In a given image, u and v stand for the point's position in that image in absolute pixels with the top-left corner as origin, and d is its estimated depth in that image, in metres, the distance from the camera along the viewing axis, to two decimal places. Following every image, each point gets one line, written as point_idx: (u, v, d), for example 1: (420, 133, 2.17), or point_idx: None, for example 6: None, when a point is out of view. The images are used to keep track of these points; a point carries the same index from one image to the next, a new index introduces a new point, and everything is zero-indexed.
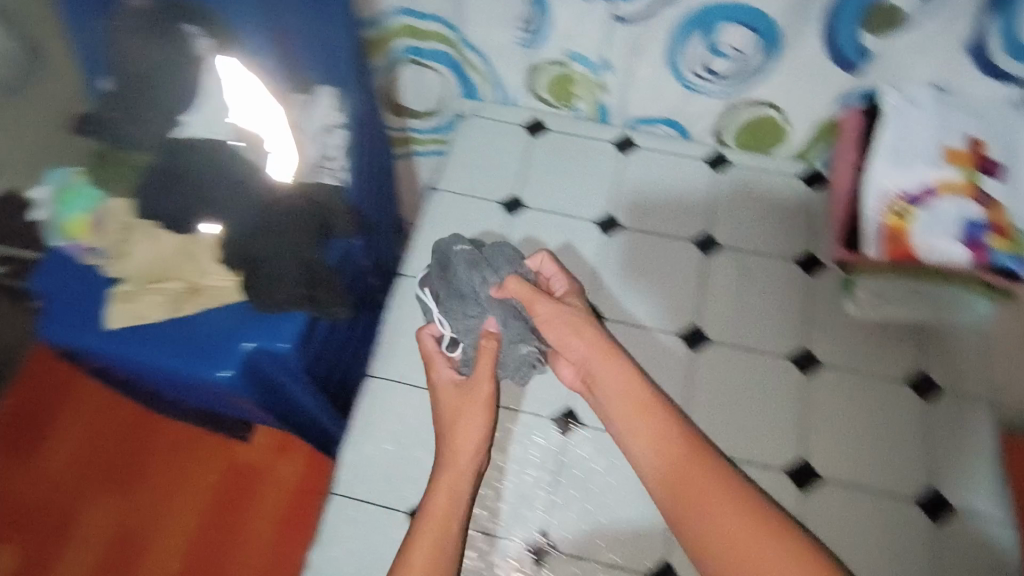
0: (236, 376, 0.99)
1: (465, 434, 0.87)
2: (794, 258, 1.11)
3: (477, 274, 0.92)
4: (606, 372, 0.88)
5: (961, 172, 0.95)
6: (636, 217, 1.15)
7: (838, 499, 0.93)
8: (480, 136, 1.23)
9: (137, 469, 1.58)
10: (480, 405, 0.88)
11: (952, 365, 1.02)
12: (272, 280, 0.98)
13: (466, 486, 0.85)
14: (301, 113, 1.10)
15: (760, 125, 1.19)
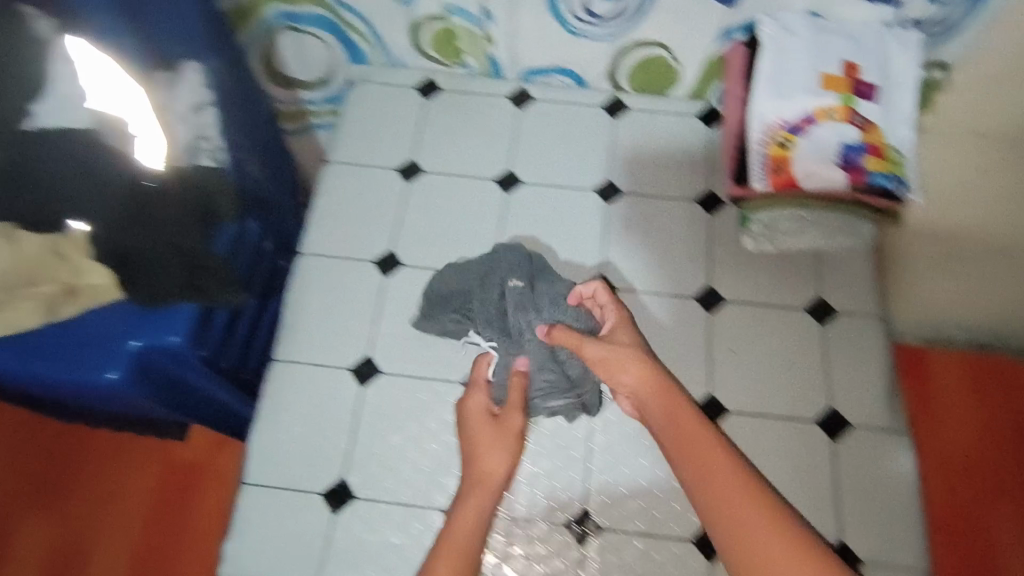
0: (126, 378, 0.74)
1: (486, 461, 0.69)
2: (694, 198, 0.86)
3: (524, 316, 0.74)
4: (647, 384, 0.68)
5: (836, 98, 0.72)
6: (540, 167, 0.88)
7: (859, 449, 0.73)
8: (373, 103, 0.92)
9: (60, 490, 1.20)
10: (506, 449, 0.70)
11: (851, 288, 0.80)
12: (153, 272, 0.72)
13: (483, 516, 0.67)
14: (171, 96, 0.75)
15: (650, 65, 0.87)
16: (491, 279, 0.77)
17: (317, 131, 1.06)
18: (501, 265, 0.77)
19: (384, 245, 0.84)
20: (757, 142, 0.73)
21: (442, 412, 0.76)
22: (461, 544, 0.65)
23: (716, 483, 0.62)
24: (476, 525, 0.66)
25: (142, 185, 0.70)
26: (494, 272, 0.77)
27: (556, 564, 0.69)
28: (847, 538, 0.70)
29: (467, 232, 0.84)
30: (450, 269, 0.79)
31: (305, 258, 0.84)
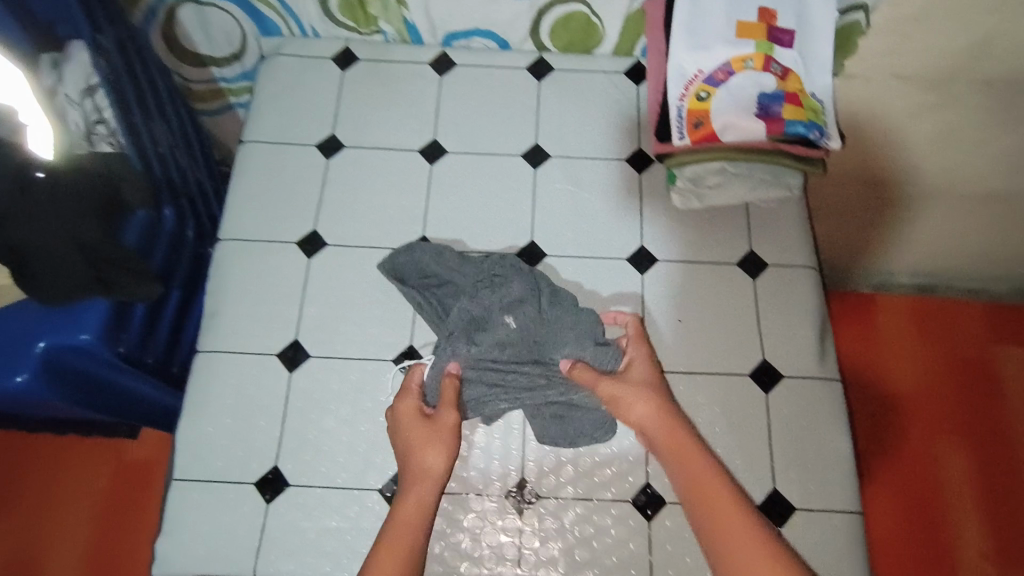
0: (35, 381, 0.71)
1: (420, 453, 0.64)
2: (623, 156, 0.84)
3: (513, 347, 0.70)
4: (650, 414, 0.64)
5: (755, 46, 0.71)
6: (465, 134, 0.85)
7: (789, 403, 0.73)
8: (288, 76, 0.88)
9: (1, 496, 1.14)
10: (433, 439, 0.65)
11: (781, 241, 0.80)
12: (54, 268, 0.68)
13: (425, 512, 0.62)
14: (57, 80, 0.70)
15: (569, 20, 0.84)
16: (500, 301, 0.71)
17: (238, 109, 1.02)
18: (511, 286, 0.71)
19: (307, 224, 0.81)
20: (677, 98, 0.73)
21: (375, 393, 0.74)
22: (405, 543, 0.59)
23: (722, 513, 0.57)
24: (416, 522, 0.61)
25: (31, 176, 0.66)
26: (501, 290, 0.71)
27: (495, 535, 0.69)
28: (780, 485, 0.70)
29: (392, 206, 0.82)
30: (445, 267, 0.74)
31: (225, 243, 0.81)
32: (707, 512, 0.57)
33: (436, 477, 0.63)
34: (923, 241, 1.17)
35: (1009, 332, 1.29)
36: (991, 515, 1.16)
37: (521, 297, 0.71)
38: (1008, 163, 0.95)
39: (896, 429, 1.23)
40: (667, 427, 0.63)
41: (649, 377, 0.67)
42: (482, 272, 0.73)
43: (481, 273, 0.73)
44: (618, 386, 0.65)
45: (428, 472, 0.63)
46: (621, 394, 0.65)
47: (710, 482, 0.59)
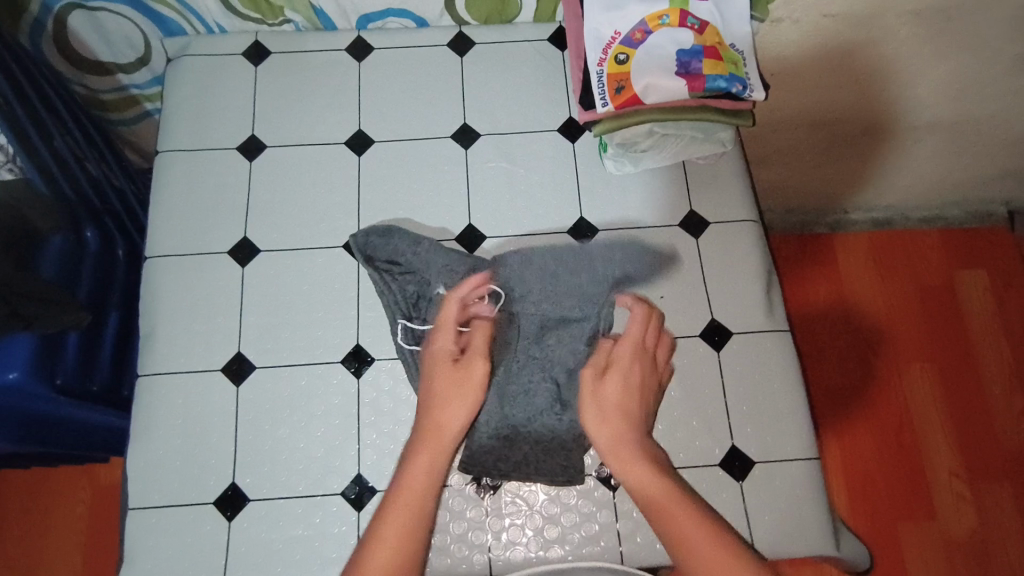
0: None
1: (447, 406, 0.62)
2: (555, 127, 0.82)
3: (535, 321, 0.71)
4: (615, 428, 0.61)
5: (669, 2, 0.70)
6: (390, 120, 0.82)
7: (742, 359, 0.73)
8: (198, 77, 0.84)
9: None
10: (469, 386, 0.62)
11: (719, 196, 0.79)
12: None
13: (441, 477, 0.59)
14: None
15: None
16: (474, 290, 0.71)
17: (156, 115, 0.99)
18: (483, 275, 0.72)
19: (237, 230, 0.78)
20: (596, 63, 0.71)
21: (327, 396, 0.72)
22: (419, 499, 0.57)
23: (687, 531, 0.54)
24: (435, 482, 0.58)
25: None
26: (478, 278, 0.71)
27: (462, 523, 0.67)
28: (741, 440, 0.70)
29: (323, 203, 0.79)
30: (418, 252, 0.73)
31: (153, 260, 0.77)
32: (668, 526, 0.55)
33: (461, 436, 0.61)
34: (873, 173, 1.16)
35: (963, 255, 1.31)
36: (959, 435, 1.19)
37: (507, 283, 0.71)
38: (947, 90, 0.95)
39: (865, 363, 1.25)
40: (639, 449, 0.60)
41: (642, 381, 0.63)
42: (448, 265, 0.72)
43: (448, 269, 0.72)
44: (624, 394, 0.62)
45: (448, 426, 0.61)
46: (621, 402, 0.62)
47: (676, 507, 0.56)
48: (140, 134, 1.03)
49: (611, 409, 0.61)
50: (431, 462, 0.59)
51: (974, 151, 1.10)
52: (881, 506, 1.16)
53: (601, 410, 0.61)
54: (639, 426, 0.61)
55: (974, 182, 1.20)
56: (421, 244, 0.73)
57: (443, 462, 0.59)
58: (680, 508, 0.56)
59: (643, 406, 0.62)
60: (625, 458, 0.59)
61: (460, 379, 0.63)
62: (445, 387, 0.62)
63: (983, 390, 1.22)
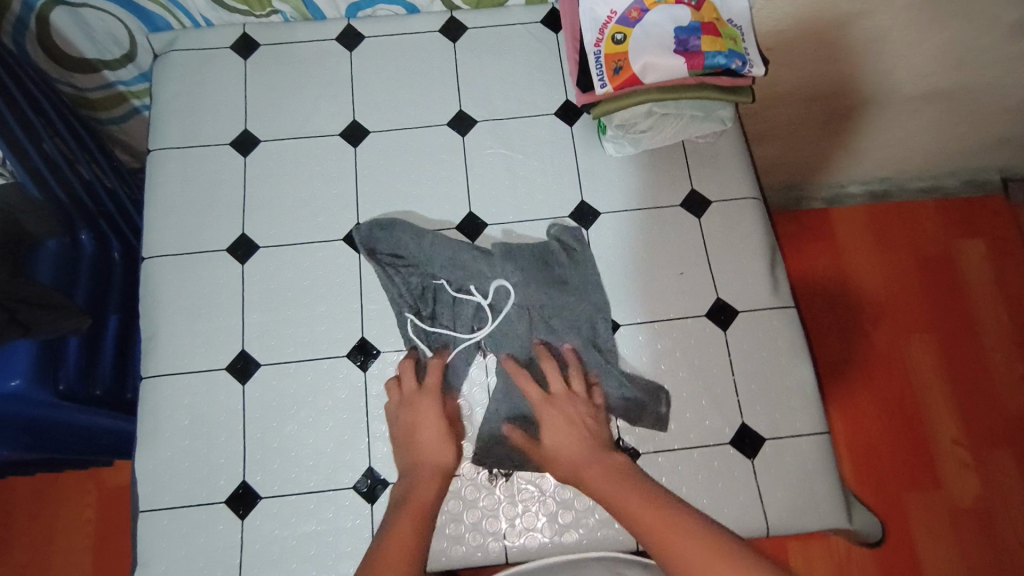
0: None
1: (438, 445, 0.65)
2: (552, 111, 0.81)
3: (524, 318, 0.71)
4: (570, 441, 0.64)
5: None
6: (384, 110, 0.81)
7: (749, 337, 0.73)
8: (187, 73, 0.82)
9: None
10: (443, 433, 0.66)
11: (720, 175, 0.78)
12: None
13: (433, 502, 0.62)
14: None
15: None
16: (483, 282, 0.72)
17: (145, 111, 0.97)
18: (494, 264, 0.72)
19: (234, 228, 0.77)
20: (593, 44, 0.70)
21: (334, 390, 0.72)
22: (421, 519, 0.59)
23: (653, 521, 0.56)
24: (427, 503, 0.61)
25: None
26: (487, 269, 0.72)
27: (475, 512, 0.67)
28: (750, 418, 0.70)
29: (321, 196, 0.78)
30: (421, 242, 0.73)
31: (150, 261, 0.76)
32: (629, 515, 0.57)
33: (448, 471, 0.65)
34: (869, 146, 1.16)
35: (961, 225, 1.31)
36: (962, 404, 1.20)
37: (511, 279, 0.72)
38: (943, 59, 0.94)
39: (866, 337, 1.25)
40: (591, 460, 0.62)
41: (572, 415, 0.65)
42: (455, 257, 0.73)
43: (454, 260, 0.73)
44: (556, 434, 0.64)
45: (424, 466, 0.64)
46: (557, 441, 0.64)
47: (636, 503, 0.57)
48: (130, 133, 1.01)
49: (552, 448, 0.64)
50: (426, 489, 0.62)
51: (968, 120, 1.10)
52: (887, 477, 1.17)
53: (543, 459, 0.64)
54: (588, 446, 0.63)
55: (970, 151, 1.20)
56: (425, 237, 0.73)
57: (435, 487, 0.63)
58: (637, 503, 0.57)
59: (586, 429, 0.65)
60: (581, 472, 0.62)
61: (438, 428, 0.66)
62: (419, 438, 0.66)
63: (983, 358, 1.23)
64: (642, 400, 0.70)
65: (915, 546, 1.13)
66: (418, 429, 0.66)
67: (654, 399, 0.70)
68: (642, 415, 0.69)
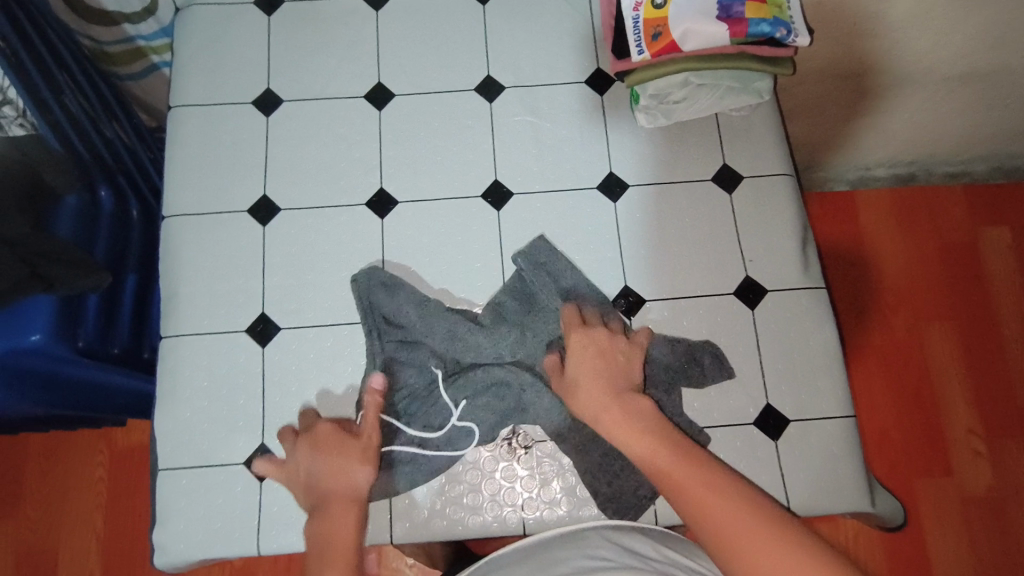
0: None
1: (346, 469, 0.61)
2: (584, 78, 0.79)
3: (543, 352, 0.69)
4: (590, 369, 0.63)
5: None
6: (411, 72, 0.79)
7: (779, 315, 0.71)
8: (209, 28, 0.80)
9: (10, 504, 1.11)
10: (350, 455, 0.62)
11: (754, 150, 0.76)
12: None
13: (354, 540, 0.58)
14: None
15: None
16: (477, 358, 0.69)
17: (163, 68, 0.95)
18: (491, 336, 0.69)
19: (256, 189, 0.76)
20: (632, 7, 0.68)
21: (353, 357, 0.71)
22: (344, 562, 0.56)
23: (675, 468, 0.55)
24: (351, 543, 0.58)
25: None
26: (484, 342, 0.69)
27: (493, 484, 0.67)
28: (775, 399, 0.69)
29: (344, 159, 0.77)
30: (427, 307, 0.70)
31: (170, 220, 0.75)
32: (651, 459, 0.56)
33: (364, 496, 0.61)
34: (899, 128, 1.13)
35: (987, 212, 1.28)
36: (978, 392, 1.19)
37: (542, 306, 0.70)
38: (985, 38, 0.90)
39: (883, 324, 1.24)
40: (636, 426, 0.58)
41: (601, 346, 0.64)
42: (453, 327, 0.69)
43: (451, 333, 0.69)
44: (581, 362, 0.63)
45: (337, 497, 0.60)
46: (583, 373, 0.62)
47: (721, 507, 0.51)
48: (147, 90, 0.99)
49: (581, 381, 0.62)
50: (343, 525, 0.58)
51: (1007, 102, 1.07)
52: (900, 462, 1.17)
53: (565, 389, 0.63)
54: (615, 386, 0.62)
55: (1001, 137, 1.17)
56: (429, 303, 0.70)
57: (353, 520, 0.59)
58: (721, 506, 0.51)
59: (617, 365, 0.63)
60: (598, 405, 0.61)
61: (342, 454, 0.62)
62: (325, 468, 0.61)
63: (1004, 351, 1.21)
64: (694, 355, 0.69)
65: (923, 532, 1.13)
66: (322, 460, 0.62)
67: (705, 361, 0.69)
68: (705, 376, 0.69)
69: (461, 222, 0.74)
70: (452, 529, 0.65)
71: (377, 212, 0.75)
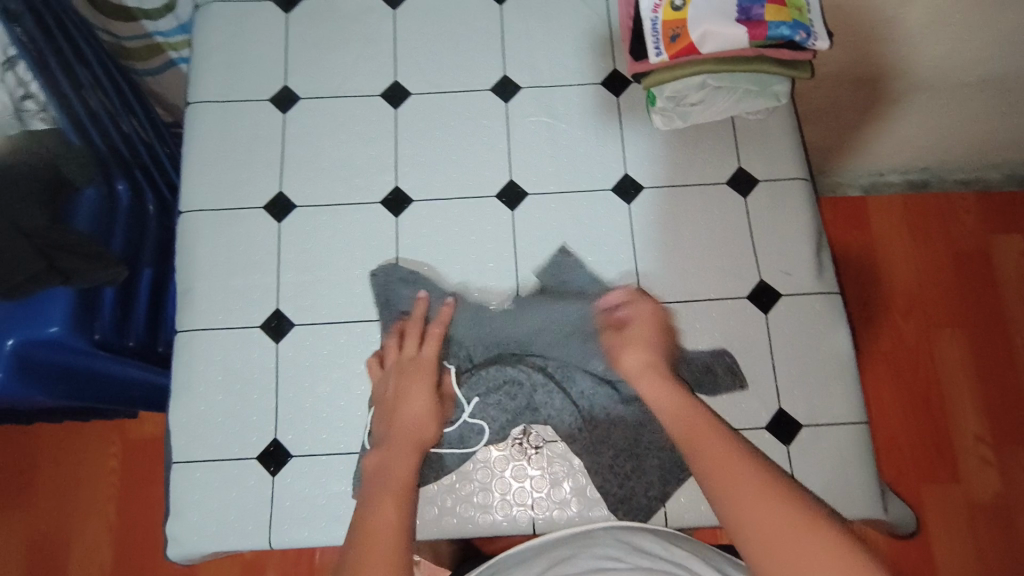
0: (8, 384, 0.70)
1: (422, 416, 0.63)
2: (599, 80, 0.79)
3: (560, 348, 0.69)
4: (645, 337, 0.65)
5: None
6: (426, 71, 0.79)
7: (792, 319, 0.71)
8: (227, 26, 0.81)
9: (26, 495, 1.12)
10: (428, 408, 0.64)
11: (770, 154, 0.76)
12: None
13: (414, 475, 0.57)
14: None
15: None
16: (492, 353, 0.69)
17: (181, 65, 0.97)
18: (510, 330, 0.70)
19: (272, 185, 0.76)
20: (650, 9, 0.67)
21: (366, 354, 0.71)
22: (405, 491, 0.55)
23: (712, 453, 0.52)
24: (410, 476, 0.57)
25: None
26: (501, 336, 0.69)
27: (503, 483, 0.67)
28: (788, 403, 0.69)
29: (359, 157, 0.77)
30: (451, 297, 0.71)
31: (186, 216, 0.76)
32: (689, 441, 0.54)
33: (427, 446, 0.62)
34: (914, 133, 1.12)
35: (1001, 220, 1.27)
36: (989, 401, 1.18)
37: (561, 301, 0.70)
38: (1004, 43, 0.90)
39: (894, 330, 1.23)
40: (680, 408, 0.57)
41: (660, 319, 0.67)
42: (479, 314, 0.70)
43: (474, 317, 0.70)
44: (641, 327, 0.65)
45: (404, 439, 0.61)
46: (641, 334, 0.65)
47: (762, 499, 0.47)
48: (165, 85, 1.00)
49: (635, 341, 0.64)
50: (405, 460, 0.59)
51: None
52: (907, 468, 1.16)
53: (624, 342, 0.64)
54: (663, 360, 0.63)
55: (1018, 143, 1.16)
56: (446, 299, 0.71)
57: (414, 458, 0.59)
58: (755, 496, 0.47)
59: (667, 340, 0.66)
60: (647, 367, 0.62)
61: (422, 403, 0.64)
62: (403, 412, 0.63)
63: (1016, 359, 1.20)
64: (709, 365, 0.69)
65: (930, 540, 1.13)
66: (400, 403, 0.64)
67: (717, 368, 0.69)
68: (717, 385, 0.69)
69: (474, 222, 0.75)
70: (462, 527, 0.66)
71: (392, 210, 0.75)
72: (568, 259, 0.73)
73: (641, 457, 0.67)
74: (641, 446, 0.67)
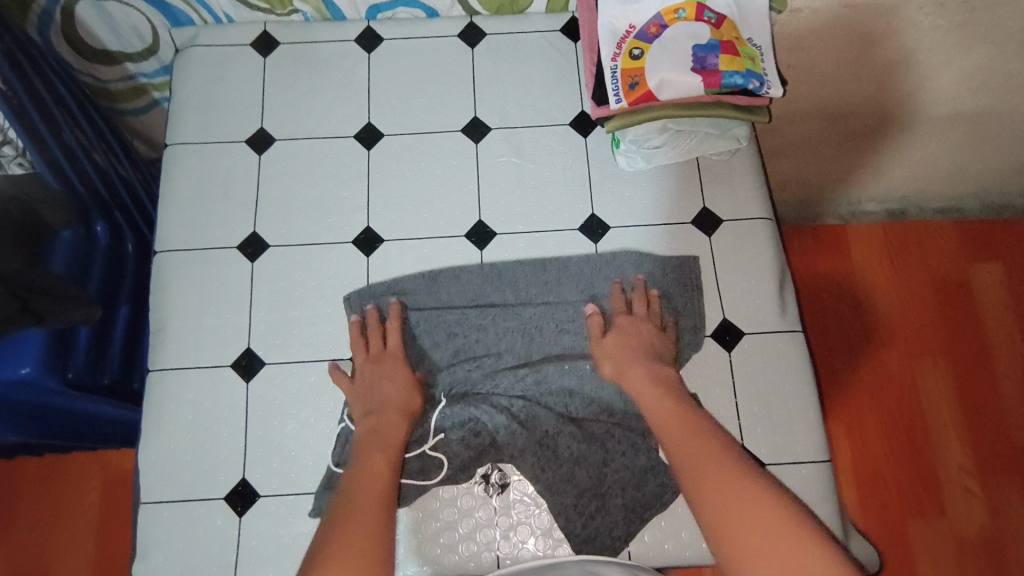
0: None
1: (397, 389, 0.69)
2: (568, 122, 0.81)
3: (525, 378, 0.71)
4: (623, 355, 0.69)
5: None
6: (399, 113, 0.81)
7: (757, 359, 0.72)
8: (205, 69, 0.83)
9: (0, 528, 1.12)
10: (407, 385, 0.70)
11: (733, 194, 0.78)
12: None
13: (404, 440, 0.67)
14: None
15: None
16: (461, 391, 0.72)
17: (164, 104, 0.98)
18: (482, 364, 0.72)
19: (247, 225, 0.78)
20: (610, 57, 0.70)
21: (335, 392, 0.72)
22: (396, 451, 0.65)
23: (697, 451, 0.59)
24: (399, 441, 0.66)
25: None
26: (474, 373, 0.72)
27: (470, 522, 0.67)
28: (751, 442, 0.70)
29: (332, 197, 0.79)
30: (422, 326, 0.74)
31: (162, 255, 0.77)
32: (669, 435, 0.62)
33: (415, 411, 0.69)
34: (890, 165, 1.14)
35: (978, 250, 1.29)
36: (970, 432, 1.18)
37: (534, 333, 0.73)
38: (969, 81, 0.91)
39: (876, 359, 1.24)
40: (665, 400, 0.65)
41: (642, 341, 0.70)
42: (456, 344, 0.73)
43: (458, 344, 0.73)
44: (619, 338, 0.70)
45: (392, 410, 0.68)
46: (620, 347, 0.69)
47: (730, 483, 0.56)
48: (148, 124, 1.01)
49: (610, 351, 0.70)
50: (395, 426, 0.67)
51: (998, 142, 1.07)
52: (889, 501, 1.16)
53: (602, 353, 0.70)
54: (649, 362, 0.69)
55: (993, 174, 1.17)
56: (415, 334, 0.74)
57: (405, 425, 0.67)
58: (730, 491, 0.55)
59: (652, 345, 0.70)
60: (626, 367, 0.68)
61: (403, 380, 0.70)
62: (380, 388, 0.69)
63: (996, 389, 1.21)
64: None
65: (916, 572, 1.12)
66: (381, 380, 0.70)
67: None
68: None
69: (443, 261, 0.76)
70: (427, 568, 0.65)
71: (364, 249, 0.77)
72: (542, 266, 0.75)
73: (605, 496, 0.67)
74: (603, 484, 0.67)
